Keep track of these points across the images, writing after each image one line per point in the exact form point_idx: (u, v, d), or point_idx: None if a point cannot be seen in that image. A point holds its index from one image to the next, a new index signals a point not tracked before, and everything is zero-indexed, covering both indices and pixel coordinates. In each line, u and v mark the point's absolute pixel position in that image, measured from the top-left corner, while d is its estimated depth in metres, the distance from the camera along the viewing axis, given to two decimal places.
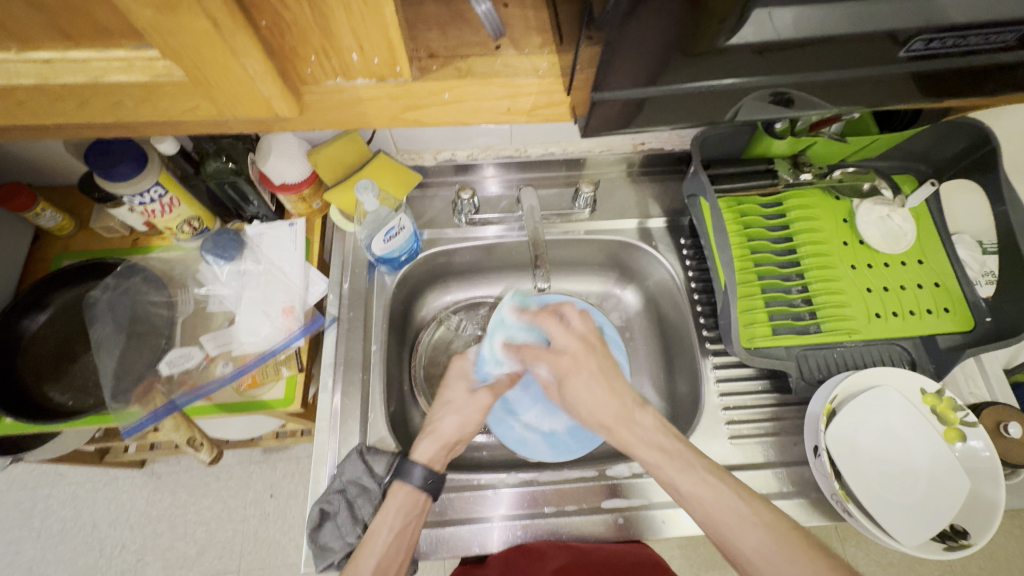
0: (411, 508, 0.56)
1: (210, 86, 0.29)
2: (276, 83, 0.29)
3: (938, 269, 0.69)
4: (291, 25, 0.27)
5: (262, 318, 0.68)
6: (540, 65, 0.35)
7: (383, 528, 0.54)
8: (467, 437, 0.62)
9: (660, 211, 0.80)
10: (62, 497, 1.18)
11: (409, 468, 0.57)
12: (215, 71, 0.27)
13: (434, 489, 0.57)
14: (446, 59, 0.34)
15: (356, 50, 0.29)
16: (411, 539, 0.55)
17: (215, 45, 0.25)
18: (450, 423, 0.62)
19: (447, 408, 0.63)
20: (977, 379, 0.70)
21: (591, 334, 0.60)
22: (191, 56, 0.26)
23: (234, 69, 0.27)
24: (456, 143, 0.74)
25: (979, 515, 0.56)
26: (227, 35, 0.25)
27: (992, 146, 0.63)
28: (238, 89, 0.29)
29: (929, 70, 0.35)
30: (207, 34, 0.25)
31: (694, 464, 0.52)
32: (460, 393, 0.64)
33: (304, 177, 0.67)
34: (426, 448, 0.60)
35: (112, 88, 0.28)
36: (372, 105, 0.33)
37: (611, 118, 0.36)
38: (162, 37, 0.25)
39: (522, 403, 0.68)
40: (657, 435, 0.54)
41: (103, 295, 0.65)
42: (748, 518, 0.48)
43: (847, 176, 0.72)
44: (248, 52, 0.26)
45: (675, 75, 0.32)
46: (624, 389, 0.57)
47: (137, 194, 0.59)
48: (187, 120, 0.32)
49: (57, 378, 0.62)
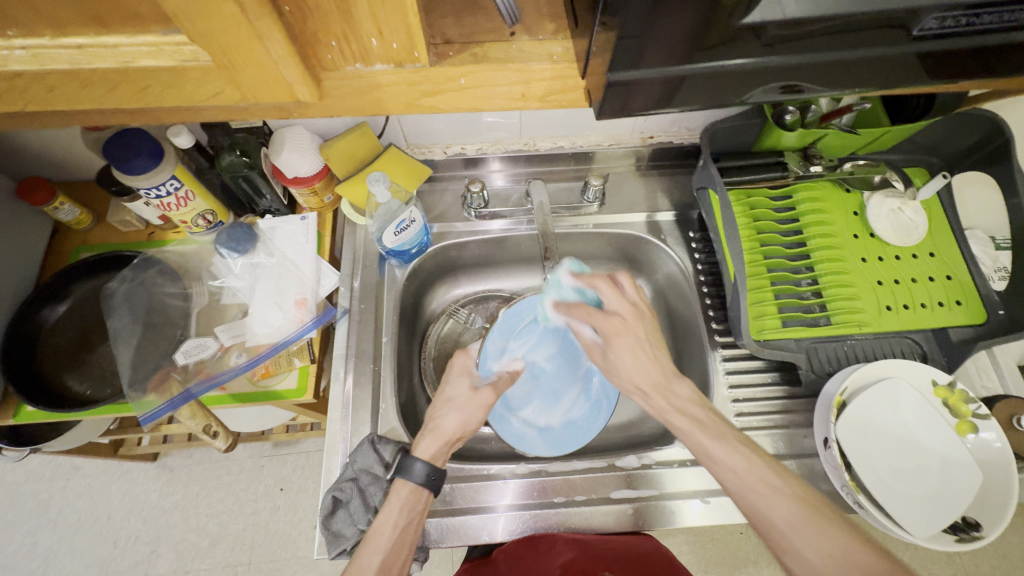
0: (413, 503, 0.55)
1: (234, 71, 0.29)
2: (298, 67, 0.30)
3: (950, 262, 0.68)
4: (314, 10, 0.27)
5: (275, 310, 0.69)
6: (554, 50, 0.35)
7: (387, 525, 0.53)
8: (469, 431, 0.60)
9: (669, 205, 0.80)
10: (78, 489, 1.20)
11: (409, 465, 0.55)
12: (239, 55, 0.28)
13: (434, 485, 0.56)
14: (462, 45, 0.35)
15: (375, 35, 0.30)
16: (415, 535, 0.53)
17: (241, 29, 0.26)
18: (453, 419, 0.59)
19: (450, 405, 0.60)
20: (989, 371, 0.70)
21: (640, 304, 0.58)
22: (217, 40, 0.27)
23: (259, 53, 0.28)
24: (466, 137, 0.75)
25: (991, 506, 0.56)
26: (253, 19, 0.26)
27: (1004, 138, 0.63)
28: (262, 74, 0.29)
29: (939, 54, 0.35)
30: (235, 18, 0.25)
31: (728, 436, 0.51)
32: (463, 390, 0.61)
33: (315, 172, 0.67)
34: (427, 445, 0.57)
35: (140, 73, 0.29)
36: (389, 90, 0.34)
37: (624, 102, 0.36)
38: (191, 22, 0.25)
39: (522, 399, 0.66)
40: (693, 405, 0.54)
41: (120, 286, 0.67)
42: (780, 488, 0.47)
43: (858, 168, 0.71)
44: (272, 36, 0.27)
45: (688, 57, 0.32)
46: (670, 361, 0.56)
47: (154, 187, 0.60)
48: (210, 106, 0.33)
49: (76, 367, 0.64)
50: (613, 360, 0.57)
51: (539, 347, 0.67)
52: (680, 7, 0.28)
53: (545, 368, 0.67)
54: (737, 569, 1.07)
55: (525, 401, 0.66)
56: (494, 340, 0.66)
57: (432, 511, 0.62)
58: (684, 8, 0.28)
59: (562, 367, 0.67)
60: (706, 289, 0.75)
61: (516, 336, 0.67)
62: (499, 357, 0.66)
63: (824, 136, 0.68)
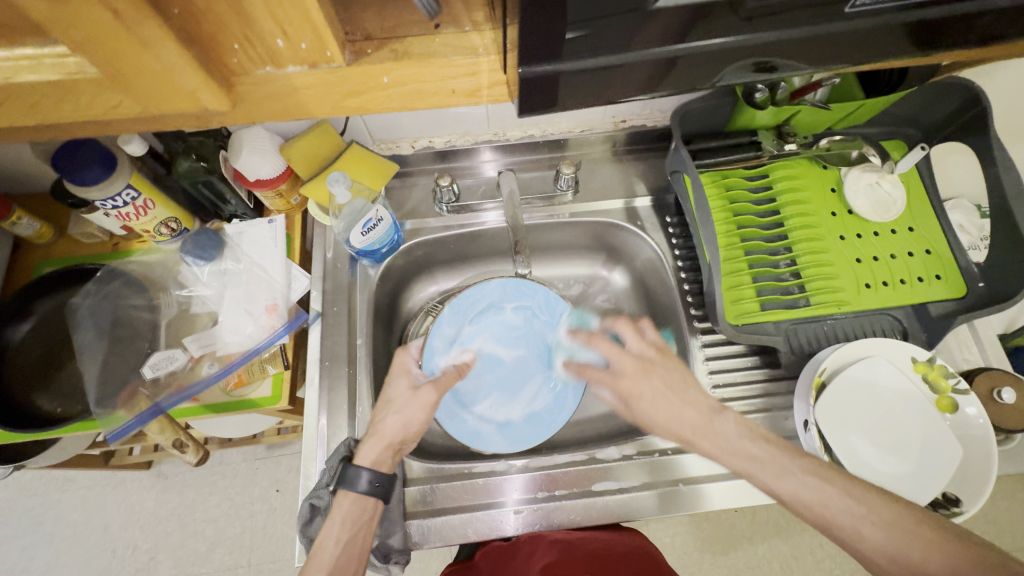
0: (360, 513, 0.55)
1: (128, 82, 0.28)
2: (198, 75, 0.28)
3: (928, 236, 0.67)
4: (204, 11, 0.26)
5: (246, 317, 0.68)
6: (480, 43, 0.32)
7: (330, 541, 0.53)
8: (412, 436, 0.59)
9: (645, 190, 0.78)
10: (73, 502, 1.20)
11: (353, 476, 0.55)
12: (127, 65, 0.26)
13: (382, 492, 0.56)
14: (382, 40, 0.32)
15: (280, 36, 0.28)
16: (361, 546, 0.54)
17: (121, 38, 0.24)
18: (393, 422, 0.58)
19: (389, 408, 0.59)
20: (971, 345, 0.69)
21: (649, 351, 0.58)
22: (97, 50, 0.25)
23: (149, 61, 0.26)
24: (433, 130, 0.73)
25: (970, 482, 0.56)
26: (131, 24, 0.24)
27: (982, 105, 0.62)
28: (159, 82, 0.28)
29: (910, 24, 0.32)
30: (110, 25, 0.23)
31: (792, 469, 0.50)
32: (403, 391, 0.60)
33: (278, 173, 0.65)
34: (370, 450, 0.57)
35: (26, 89, 0.28)
36: (308, 92, 0.32)
37: (546, 97, 0.34)
38: (63, 33, 0.24)
39: (473, 396, 0.66)
40: (742, 443, 0.53)
41: (85, 301, 0.65)
42: (864, 516, 0.46)
43: (833, 144, 0.70)
44: (160, 42, 0.25)
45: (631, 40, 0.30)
46: (698, 400, 0.55)
47: (108, 198, 0.58)
48: (119, 121, 0.32)
49: (45, 386, 0.62)
50: (643, 417, 0.57)
51: (493, 339, 0.68)
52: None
53: (504, 359, 0.68)
54: (733, 547, 1.08)
55: (479, 398, 0.66)
56: (439, 336, 0.66)
57: (413, 513, 0.62)
58: None
59: (521, 359, 0.68)
60: (685, 275, 0.74)
61: (463, 327, 0.68)
62: (446, 351, 0.66)
63: (798, 113, 0.66)
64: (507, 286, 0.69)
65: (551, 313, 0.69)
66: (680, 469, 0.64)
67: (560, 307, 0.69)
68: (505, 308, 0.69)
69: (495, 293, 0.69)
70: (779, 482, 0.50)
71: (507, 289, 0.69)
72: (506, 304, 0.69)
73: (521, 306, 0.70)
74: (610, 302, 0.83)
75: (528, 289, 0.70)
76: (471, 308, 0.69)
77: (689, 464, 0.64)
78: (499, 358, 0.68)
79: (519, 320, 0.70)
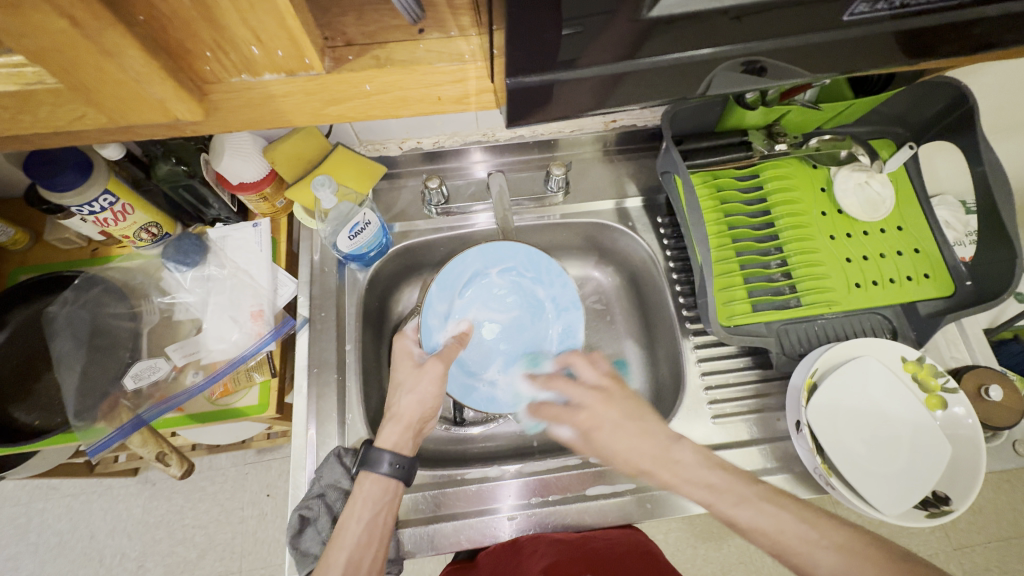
0: (381, 495, 0.55)
1: (92, 92, 0.26)
2: (168, 84, 0.27)
3: (917, 235, 0.68)
4: (171, 17, 0.24)
5: (230, 324, 0.66)
6: (468, 47, 0.31)
7: (353, 521, 0.53)
8: (429, 413, 0.59)
9: (636, 190, 0.78)
10: (57, 511, 1.17)
11: (376, 458, 0.55)
12: (90, 74, 0.25)
13: (404, 475, 0.56)
14: (364, 47, 0.31)
15: (255, 43, 0.27)
16: (383, 528, 0.54)
17: (81, 46, 0.23)
18: (409, 403, 0.58)
19: (401, 390, 0.59)
20: (958, 343, 0.70)
21: (606, 382, 0.58)
22: (56, 59, 0.24)
23: (114, 71, 0.25)
24: (421, 131, 0.71)
25: (960, 479, 0.56)
26: (92, 33, 0.23)
27: (969, 105, 0.62)
28: (125, 93, 0.27)
29: (907, 32, 0.31)
30: (69, 35, 0.22)
31: (749, 496, 0.50)
32: (409, 370, 0.60)
33: (262, 176, 0.64)
34: (390, 433, 0.57)
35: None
36: (287, 101, 0.31)
37: (544, 109, 0.33)
38: (18, 41, 0.22)
39: (477, 363, 0.65)
40: (702, 471, 0.52)
41: (61, 309, 0.62)
42: (814, 531, 0.46)
43: (824, 143, 0.70)
44: (125, 52, 0.24)
45: (630, 45, 0.28)
46: (657, 430, 0.55)
47: (85, 204, 0.56)
48: (86, 130, 0.30)
49: (21, 399, 0.60)
50: (603, 450, 0.55)
51: (487, 305, 0.68)
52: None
53: (499, 320, 0.68)
54: (725, 542, 1.09)
55: (488, 364, 0.66)
56: (433, 314, 0.64)
57: (407, 521, 0.61)
58: None
59: (516, 319, 0.68)
60: (677, 276, 0.73)
61: (455, 301, 0.66)
62: (444, 327, 0.65)
63: (788, 112, 0.66)
64: (487, 252, 0.66)
65: (534, 270, 0.67)
66: None
67: (542, 260, 0.66)
68: (490, 274, 0.68)
69: (477, 262, 0.67)
70: (771, 492, 0.49)
71: (487, 255, 0.67)
72: (490, 269, 0.67)
73: (505, 268, 0.68)
74: (601, 301, 0.83)
75: (507, 250, 0.67)
76: (459, 280, 0.66)
77: None
78: (496, 324, 0.68)
79: (507, 284, 0.68)
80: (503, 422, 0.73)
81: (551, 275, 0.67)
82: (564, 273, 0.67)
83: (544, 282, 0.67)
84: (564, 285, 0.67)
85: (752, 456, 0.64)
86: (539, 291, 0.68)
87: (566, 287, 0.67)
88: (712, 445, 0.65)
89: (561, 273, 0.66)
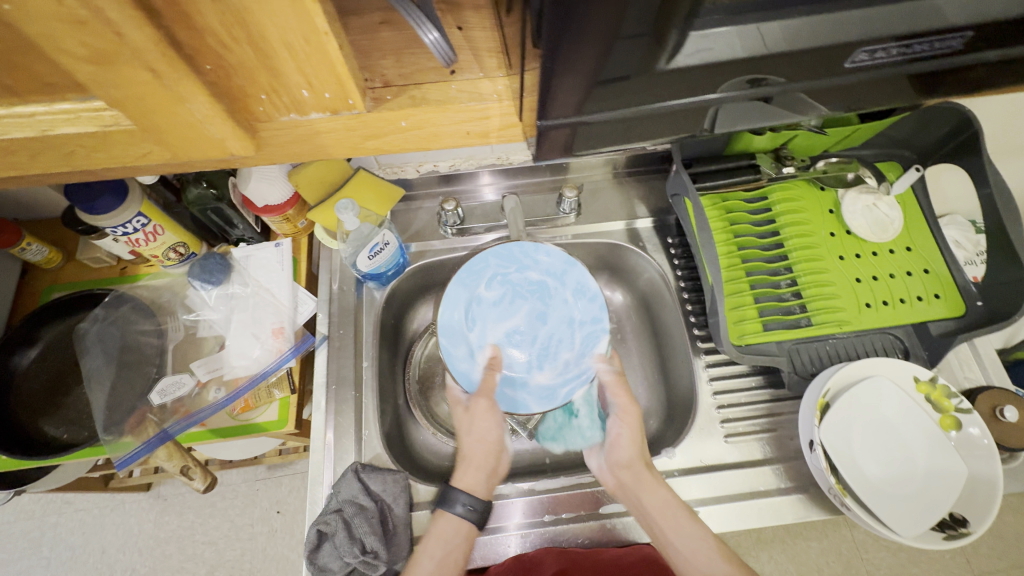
0: (455, 535, 0.57)
1: (159, 132, 0.29)
2: (227, 123, 0.29)
3: (926, 256, 0.68)
4: (236, 67, 0.27)
5: (252, 341, 0.68)
6: (498, 87, 0.33)
7: (425, 556, 0.54)
8: (496, 449, 0.62)
9: (646, 211, 0.80)
10: (71, 525, 1.19)
11: (451, 497, 0.58)
12: (161, 116, 0.28)
13: (479, 518, 0.58)
14: (401, 87, 0.33)
15: (305, 86, 0.29)
16: (455, 565, 0.55)
17: (159, 93, 0.26)
18: (472, 442, 0.62)
19: (462, 433, 0.63)
20: (971, 363, 0.70)
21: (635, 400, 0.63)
22: (135, 104, 0.26)
23: (184, 114, 0.28)
24: (438, 155, 0.74)
25: (978, 500, 0.55)
26: (169, 82, 0.25)
27: (973, 129, 0.63)
28: (189, 133, 0.29)
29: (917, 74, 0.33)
30: (150, 84, 0.25)
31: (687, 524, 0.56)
32: (461, 413, 0.64)
33: (286, 199, 0.67)
34: (465, 474, 0.60)
35: (61, 140, 0.29)
36: (329, 137, 0.33)
37: (564, 144, 0.35)
38: (106, 89, 0.25)
39: (539, 382, 0.60)
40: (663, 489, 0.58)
41: (92, 326, 0.65)
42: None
43: (830, 167, 0.72)
44: (195, 98, 0.27)
45: (656, 88, 0.30)
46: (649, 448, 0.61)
47: (119, 225, 0.58)
48: (147, 165, 0.33)
49: (51, 412, 0.62)
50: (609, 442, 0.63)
51: (496, 319, 0.62)
52: (639, 32, 0.26)
53: (514, 320, 0.62)
54: None
55: (537, 365, 0.60)
56: (456, 357, 0.61)
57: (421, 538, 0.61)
58: (634, 38, 0.26)
59: (531, 310, 0.62)
60: (687, 295, 0.74)
61: (467, 339, 0.61)
62: (475, 364, 0.61)
63: (794, 137, 0.68)
64: (463, 277, 0.63)
65: (512, 261, 0.64)
66: (697, 489, 0.64)
67: (513, 249, 0.64)
68: (481, 293, 0.63)
69: (462, 293, 0.63)
70: None
71: (465, 278, 0.63)
72: (477, 288, 0.63)
73: (489, 279, 0.63)
74: (613, 320, 0.84)
75: (480, 262, 0.64)
76: (458, 318, 0.62)
77: (709, 484, 0.64)
78: (519, 330, 0.62)
79: (501, 291, 0.63)
80: (515, 440, 0.74)
81: (530, 255, 0.64)
82: (539, 244, 0.64)
83: (529, 264, 0.64)
84: (547, 252, 0.64)
85: (765, 476, 0.64)
86: (531, 272, 0.63)
87: (550, 254, 0.64)
88: (725, 465, 0.65)
89: (537, 245, 0.64)
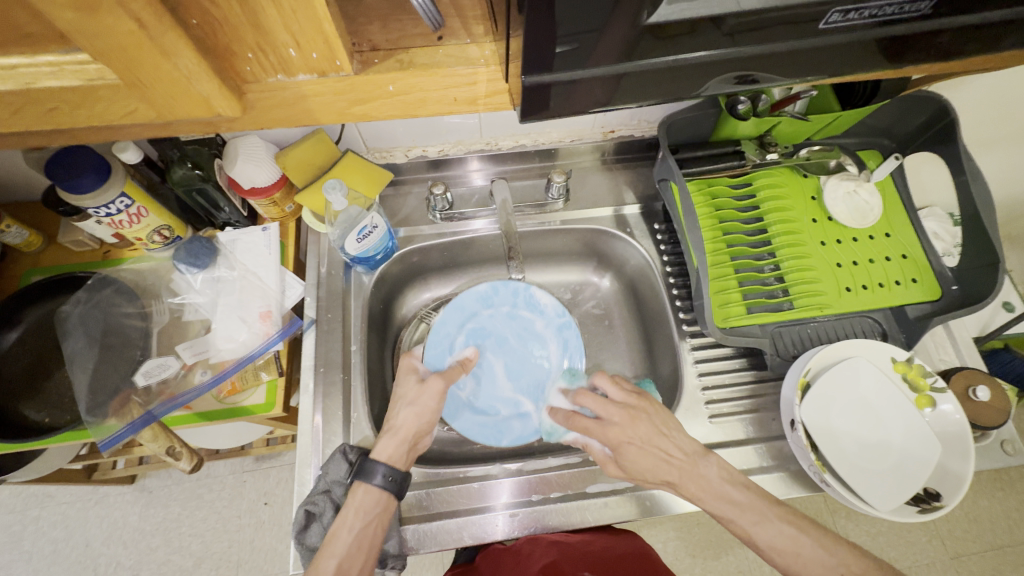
0: (372, 506, 0.56)
1: (145, 88, 0.29)
2: (212, 82, 0.30)
3: (905, 242, 0.70)
4: (222, 24, 0.27)
5: (239, 324, 0.68)
6: (483, 53, 0.34)
7: (344, 530, 0.54)
8: (425, 427, 0.61)
9: (634, 198, 0.80)
10: (53, 518, 1.17)
11: (370, 468, 0.56)
12: (147, 72, 0.28)
13: (398, 489, 0.57)
14: (388, 52, 0.34)
15: (292, 45, 0.29)
16: (373, 540, 0.55)
17: (144, 46, 0.26)
18: (407, 415, 0.61)
19: (402, 402, 0.62)
20: (946, 345, 0.72)
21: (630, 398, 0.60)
22: (119, 57, 0.26)
23: (169, 69, 0.28)
24: (426, 139, 0.74)
25: (949, 479, 0.58)
26: (154, 34, 0.26)
27: (949, 117, 0.65)
28: (175, 89, 0.29)
29: (893, 47, 0.34)
30: (135, 36, 0.25)
31: (769, 516, 0.53)
32: (411, 386, 0.63)
33: (271, 182, 0.66)
34: (386, 445, 0.59)
35: (45, 94, 0.29)
36: (316, 100, 0.34)
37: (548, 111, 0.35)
38: (88, 40, 0.25)
39: (557, 355, 0.71)
40: (723, 487, 0.55)
41: (75, 309, 0.64)
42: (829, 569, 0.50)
43: (813, 154, 0.73)
44: (180, 52, 0.27)
45: (639, 52, 0.30)
46: (683, 444, 0.57)
47: (102, 206, 0.57)
48: (130, 123, 0.33)
49: (31, 396, 0.61)
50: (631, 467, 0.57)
51: (498, 379, 0.70)
52: None
53: (495, 367, 0.70)
54: (724, 551, 1.08)
55: (539, 354, 0.71)
56: (521, 425, 0.67)
57: (410, 518, 0.62)
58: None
59: (495, 345, 0.72)
60: (673, 279, 0.75)
61: (511, 419, 0.67)
62: (532, 410, 0.68)
63: (778, 124, 0.69)
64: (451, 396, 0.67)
65: (445, 351, 0.69)
66: None
67: (434, 347, 0.69)
68: (468, 392, 0.68)
69: (466, 410, 0.67)
70: (771, 522, 0.53)
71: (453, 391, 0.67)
72: (461, 393, 0.68)
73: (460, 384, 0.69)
74: (600, 307, 0.85)
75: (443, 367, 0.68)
76: (487, 414, 0.67)
77: None
78: (509, 366, 0.71)
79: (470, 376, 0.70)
80: None
81: (440, 340, 0.70)
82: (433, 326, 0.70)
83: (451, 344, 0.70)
84: (445, 321, 0.70)
85: (747, 454, 0.66)
86: (457, 338, 0.71)
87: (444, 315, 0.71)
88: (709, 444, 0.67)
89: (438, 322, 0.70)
